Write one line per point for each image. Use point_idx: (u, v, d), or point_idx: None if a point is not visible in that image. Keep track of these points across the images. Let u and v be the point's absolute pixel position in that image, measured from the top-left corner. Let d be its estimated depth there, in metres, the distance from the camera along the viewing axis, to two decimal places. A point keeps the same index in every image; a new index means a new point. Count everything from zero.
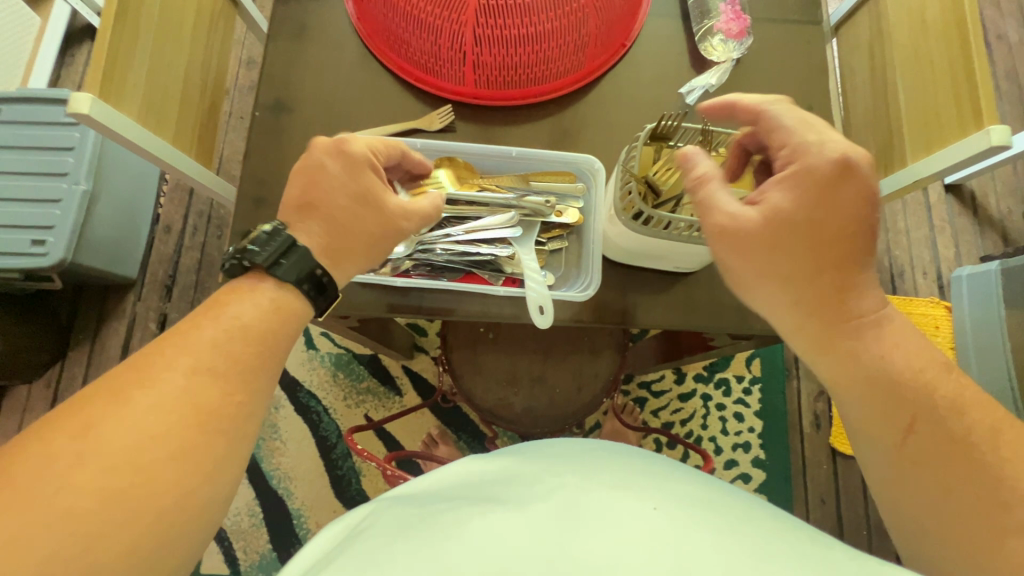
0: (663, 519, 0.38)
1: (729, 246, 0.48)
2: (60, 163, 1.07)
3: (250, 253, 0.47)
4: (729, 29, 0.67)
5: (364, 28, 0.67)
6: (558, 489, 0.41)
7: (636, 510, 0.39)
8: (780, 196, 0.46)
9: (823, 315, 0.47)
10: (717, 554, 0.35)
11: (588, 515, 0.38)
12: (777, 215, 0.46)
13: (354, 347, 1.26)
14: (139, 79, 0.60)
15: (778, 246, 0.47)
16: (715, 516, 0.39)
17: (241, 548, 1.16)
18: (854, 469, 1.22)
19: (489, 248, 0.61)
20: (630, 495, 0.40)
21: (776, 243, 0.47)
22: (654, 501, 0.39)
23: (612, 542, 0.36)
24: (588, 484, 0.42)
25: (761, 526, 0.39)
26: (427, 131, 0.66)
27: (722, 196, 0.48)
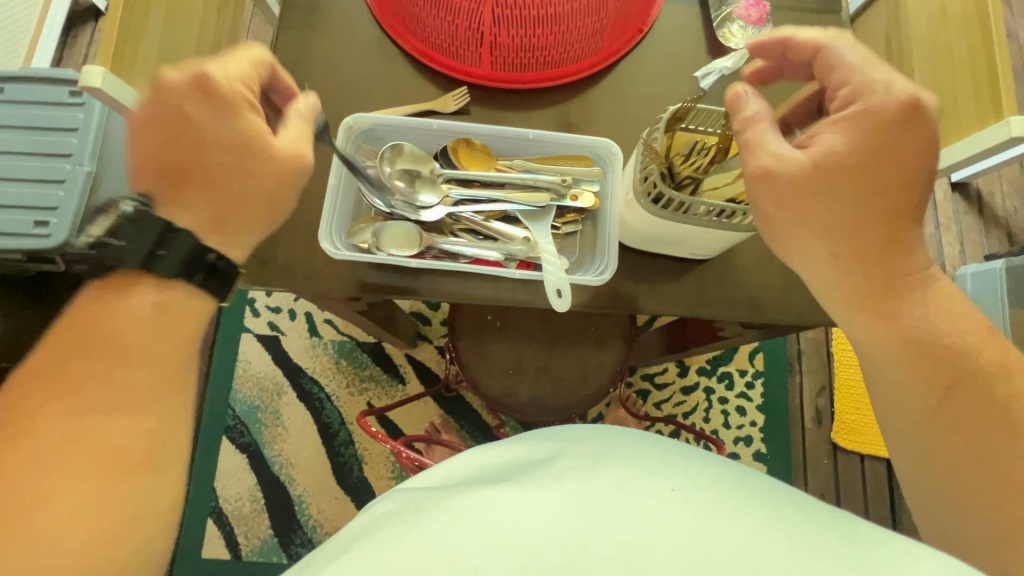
0: (682, 499, 0.38)
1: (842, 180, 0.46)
2: (63, 143, 1.06)
3: (109, 246, 0.44)
4: (749, 15, 0.67)
5: (378, 9, 0.66)
6: (574, 472, 0.41)
7: (657, 492, 0.38)
8: (834, 137, 0.46)
9: (857, 245, 0.47)
10: (739, 534, 0.35)
11: (607, 494, 0.38)
12: (833, 159, 0.46)
13: (357, 335, 1.26)
14: (150, 55, 0.59)
15: (829, 188, 0.46)
16: (735, 497, 0.39)
17: (243, 533, 1.16)
18: (854, 465, 1.22)
19: (506, 230, 0.61)
20: (648, 476, 0.40)
21: (839, 183, 0.46)
22: (672, 481, 0.40)
23: (637, 521, 0.36)
24: (602, 465, 0.41)
25: (784, 512, 0.38)
26: (442, 114, 0.65)
27: (769, 136, 0.48)
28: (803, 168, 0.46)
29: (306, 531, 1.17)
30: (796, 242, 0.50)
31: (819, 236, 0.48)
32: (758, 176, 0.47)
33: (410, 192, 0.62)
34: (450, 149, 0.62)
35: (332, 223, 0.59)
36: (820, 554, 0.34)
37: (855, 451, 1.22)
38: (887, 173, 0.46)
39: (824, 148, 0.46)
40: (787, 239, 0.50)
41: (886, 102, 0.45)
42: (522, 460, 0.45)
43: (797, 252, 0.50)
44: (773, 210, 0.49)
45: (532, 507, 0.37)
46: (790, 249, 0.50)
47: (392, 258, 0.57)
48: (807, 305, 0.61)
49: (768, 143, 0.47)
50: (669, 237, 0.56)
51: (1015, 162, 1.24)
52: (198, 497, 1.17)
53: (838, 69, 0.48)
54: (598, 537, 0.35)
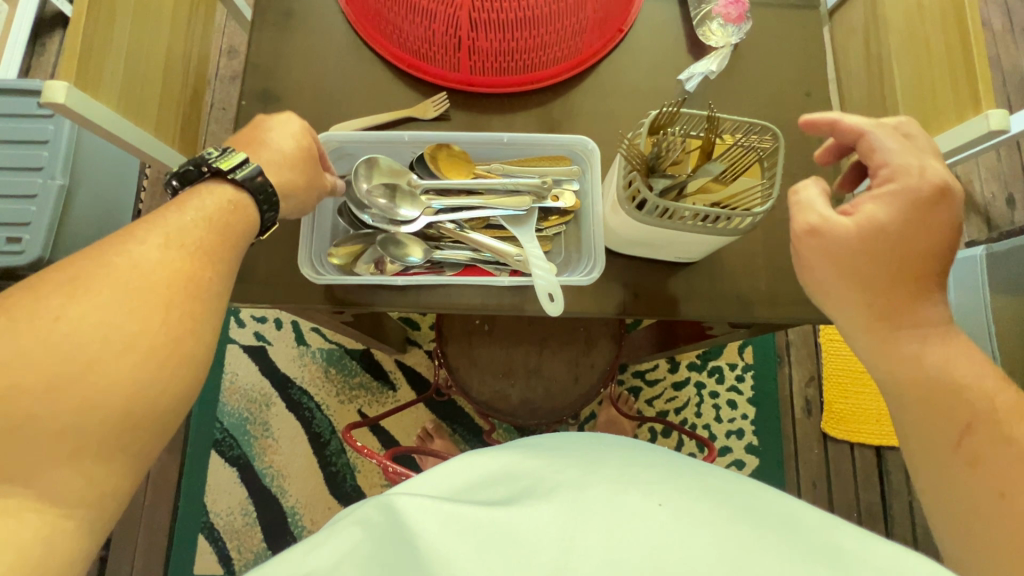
0: (667, 518, 0.38)
1: (830, 253, 0.49)
2: (34, 156, 1.03)
3: (207, 159, 0.48)
4: (728, 13, 0.64)
5: (354, 14, 0.65)
6: (568, 489, 0.40)
7: (632, 507, 0.38)
8: (874, 208, 0.48)
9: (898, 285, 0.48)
10: (723, 560, 0.35)
11: (594, 515, 0.38)
12: (875, 229, 0.47)
13: (345, 342, 1.24)
14: (117, 67, 0.58)
15: (878, 252, 0.48)
16: (711, 509, 0.38)
17: (235, 548, 1.15)
18: (844, 453, 1.24)
19: (488, 238, 0.60)
20: (630, 487, 0.40)
21: (873, 248, 0.48)
22: (659, 496, 0.39)
23: (597, 542, 0.37)
24: (589, 479, 0.41)
25: (768, 524, 0.38)
26: (421, 121, 0.64)
27: (821, 204, 0.50)
28: (847, 233, 0.48)
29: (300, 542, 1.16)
30: (824, 279, 0.51)
31: (858, 289, 0.49)
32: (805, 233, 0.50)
33: (388, 208, 0.61)
34: (427, 156, 0.61)
35: (311, 246, 0.59)
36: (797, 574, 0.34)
37: (845, 440, 1.24)
38: (913, 244, 0.47)
39: (863, 216, 0.48)
40: (826, 282, 0.51)
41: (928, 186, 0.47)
42: (520, 459, 0.45)
43: (824, 291, 0.52)
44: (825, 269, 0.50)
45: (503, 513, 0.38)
46: (830, 297, 0.51)
47: (377, 277, 0.57)
48: (795, 302, 0.61)
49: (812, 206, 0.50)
50: (654, 242, 0.56)
51: (992, 148, 1.26)
52: (188, 512, 1.15)
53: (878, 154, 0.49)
54: (552, 545, 0.37)
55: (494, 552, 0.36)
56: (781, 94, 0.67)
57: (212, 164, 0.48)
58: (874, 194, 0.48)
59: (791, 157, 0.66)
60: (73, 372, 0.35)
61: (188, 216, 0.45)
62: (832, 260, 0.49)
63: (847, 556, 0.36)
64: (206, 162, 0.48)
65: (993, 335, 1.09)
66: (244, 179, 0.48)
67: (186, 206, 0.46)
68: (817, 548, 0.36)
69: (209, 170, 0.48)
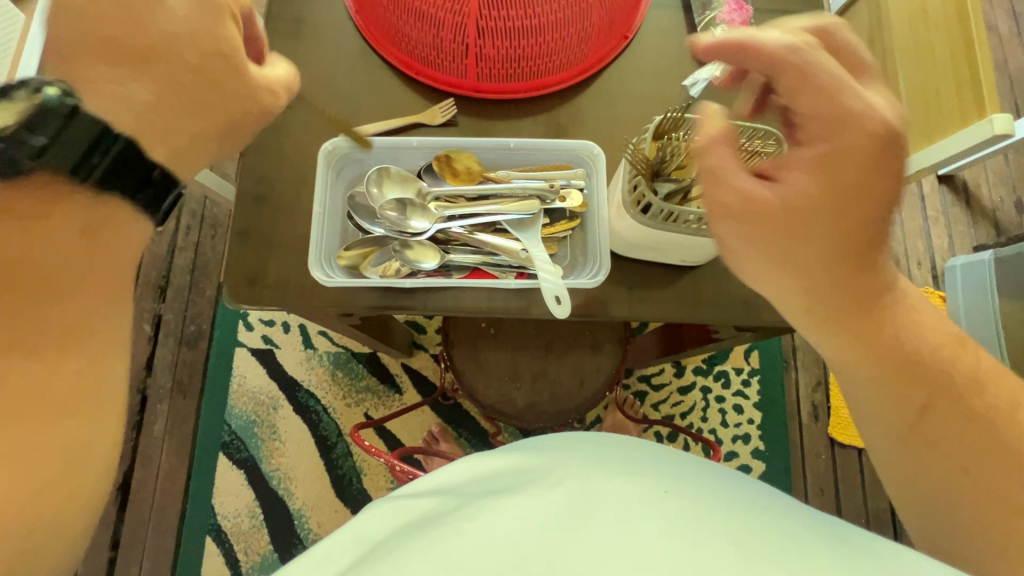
0: (672, 500, 0.39)
1: (754, 229, 0.42)
2: None
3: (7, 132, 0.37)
4: (732, 19, 0.66)
5: (363, 22, 0.66)
6: (574, 478, 0.41)
7: (646, 498, 0.39)
8: (797, 176, 0.41)
9: (834, 266, 0.41)
10: (731, 533, 0.36)
11: (601, 499, 0.39)
12: (795, 199, 0.40)
13: (352, 345, 1.25)
14: None
15: (807, 227, 0.41)
16: (715, 496, 0.39)
17: (242, 550, 1.15)
18: (852, 459, 1.23)
19: (495, 241, 0.61)
20: (642, 479, 0.41)
21: (802, 225, 0.41)
22: (663, 483, 0.40)
23: (611, 531, 0.36)
24: (594, 470, 0.42)
25: (776, 514, 0.38)
26: (429, 126, 0.65)
27: (737, 172, 0.42)
28: (768, 204, 0.41)
29: (306, 545, 1.16)
30: (752, 265, 0.44)
31: (785, 273, 0.43)
32: (718, 210, 0.43)
33: (400, 220, 0.62)
34: (435, 165, 0.62)
35: (321, 249, 0.60)
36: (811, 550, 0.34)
37: (853, 446, 1.23)
38: (842, 209, 0.40)
39: (789, 184, 0.41)
40: (756, 264, 0.44)
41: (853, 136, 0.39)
42: (525, 459, 0.46)
43: (756, 279, 0.45)
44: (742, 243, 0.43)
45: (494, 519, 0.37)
46: (758, 280, 0.45)
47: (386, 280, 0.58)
48: None
49: (728, 176, 0.42)
50: (660, 246, 0.57)
51: (999, 152, 1.26)
52: (196, 514, 1.16)
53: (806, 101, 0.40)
54: (555, 535, 0.36)
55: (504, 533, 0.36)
56: None
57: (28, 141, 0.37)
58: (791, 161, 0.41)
59: None
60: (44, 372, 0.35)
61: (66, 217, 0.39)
62: (758, 243, 0.43)
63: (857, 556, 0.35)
64: (32, 139, 0.37)
65: (1003, 340, 1.08)
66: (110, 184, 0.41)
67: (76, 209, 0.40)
68: (829, 548, 0.36)
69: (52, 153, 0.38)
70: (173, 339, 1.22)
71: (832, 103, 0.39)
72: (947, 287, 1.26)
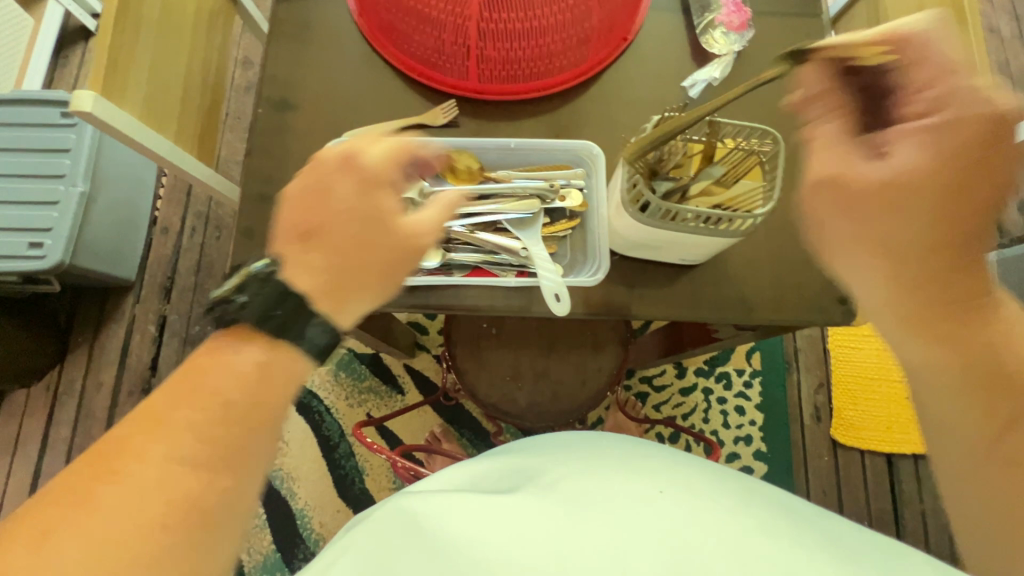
0: (668, 500, 0.39)
1: (840, 204, 0.47)
2: (57, 165, 1.06)
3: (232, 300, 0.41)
4: (730, 21, 0.68)
5: (367, 25, 0.67)
6: (570, 478, 0.42)
7: (643, 501, 0.39)
8: (909, 152, 0.44)
9: (946, 245, 0.44)
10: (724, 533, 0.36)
11: (598, 498, 0.39)
12: (845, 181, 0.46)
13: (355, 346, 1.26)
14: (141, 76, 0.60)
15: (924, 203, 0.44)
16: (710, 496, 0.40)
17: (246, 550, 1.16)
18: (855, 460, 1.23)
19: (495, 242, 0.61)
20: (641, 479, 0.41)
21: (907, 201, 0.44)
22: (659, 482, 0.41)
23: (611, 527, 0.37)
24: (590, 469, 0.43)
25: (769, 515, 0.39)
26: (431, 128, 0.66)
27: (846, 146, 0.47)
28: (874, 178, 0.45)
29: (309, 545, 1.17)
30: (848, 260, 0.48)
31: (871, 251, 0.46)
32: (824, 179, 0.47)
33: None
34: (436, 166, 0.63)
35: None
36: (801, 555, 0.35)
37: (855, 447, 1.23)
38: (929, 182, 0.43)
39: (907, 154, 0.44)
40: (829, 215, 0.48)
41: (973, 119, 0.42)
42: (528, 459, 0.47)
43: (842, 262, 0.49)
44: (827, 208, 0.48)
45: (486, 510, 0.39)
46: (841, 263, 0.49)
47: None
48: (799, 305, 0.62)
49: (847, 162, 0.46)
50: (658, 244, 0.57)
51: None
52: None
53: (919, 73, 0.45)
54: (552, 529, 0.37)
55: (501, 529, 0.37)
56: (785, 100, 0.68)
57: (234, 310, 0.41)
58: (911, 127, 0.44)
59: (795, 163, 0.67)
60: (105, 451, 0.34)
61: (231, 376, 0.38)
62: (851, 209, 0.47)
63: (850, 550, 0.36)
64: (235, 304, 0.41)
65: None
66: (275, 335, 0.40)
67: (221, 362, 0.38)
68: (822, 542, 0.37)
69: (234, 316, 0.41)
70: (177, 339, 1.23)
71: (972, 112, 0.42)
72: None
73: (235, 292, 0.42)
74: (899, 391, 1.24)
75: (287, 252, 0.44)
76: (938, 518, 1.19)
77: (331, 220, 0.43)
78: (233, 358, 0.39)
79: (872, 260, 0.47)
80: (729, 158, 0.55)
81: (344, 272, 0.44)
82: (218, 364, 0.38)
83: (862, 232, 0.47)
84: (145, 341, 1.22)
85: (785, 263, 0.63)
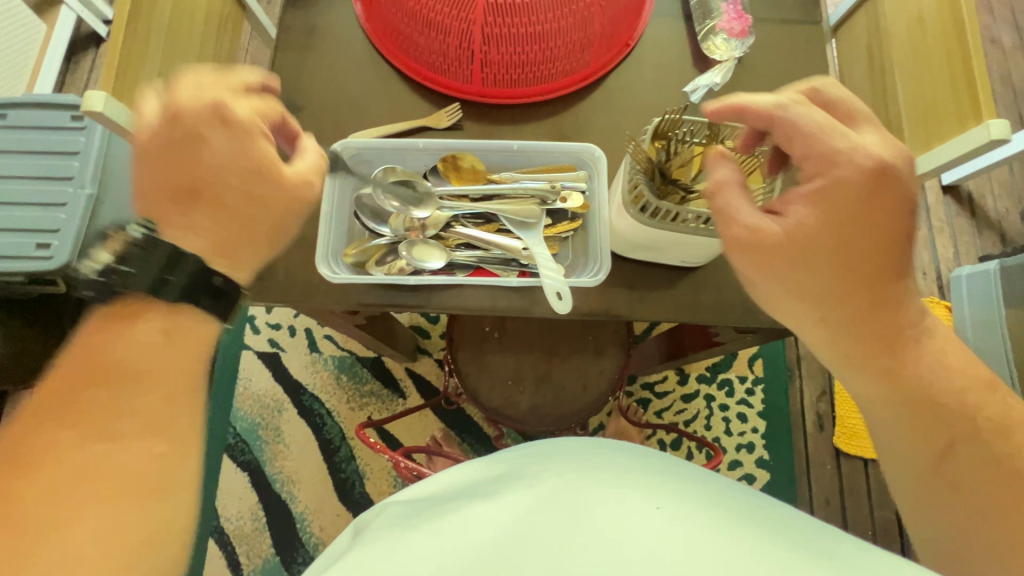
0: (667, 518, 0.38)
1: (768, 262, 0.48)
2: (65, 167, 1.08)
3: (121, 270, 0.47)
4: (732, 28, 0.67)
5: (373, 30, 0.68)
6: (566, 491, 0.41)
7: (640, 509, 0.39)
8: (798, 212, 0.46)
9: (857, 301, 0.47)
10: (721, 557, 0.35)
11: (592, 516, 0.38)
12: (792, 233, 0.46)
13: (357, 349, 1.26)
14: (151, 79, 0.61)
15: (807, 256, 0.46)
16: (710, 514, 0.39)
17: (245, 553, 1.16)
18: (858, 469, 1.22)
19: (497, 243, 0.62)
20: (638, 489, 0.41)
21: (811, 256, 0.46)
22: (658, 499, 0.40)
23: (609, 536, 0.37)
24: (586, 481, 0.42)
25: (770, 533, 0.38)
26: (435, 130, 0.67)
27: (742, 204, 0.48)
28: (772, 239, 0.47)
29: (308, 549, 1.16)
30: (787, 310, 0.50)
31: (815, 304, 0.48)
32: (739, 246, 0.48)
33: (405, 212, 0.63)
34: (441, 167, 0.64)
35: (328, 248, 0.61)
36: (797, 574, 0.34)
37: (859, 456, 1.22)
38: (840, 239, 0.46)
39: (792, 219, 0.46)
40: (781, 299, 0.49)
41: (842, 182, 0.45)
42: (525, 465, 0.46)
43: (788, 314, 0.50)
44: (767, 284, 0.49)
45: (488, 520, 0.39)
46: (784, 308, 0.50)
47: (390, 276, 0.59)
48: None
49: (734, 210, 0.48)
50: (658, 245, 0.58)
51: (1004, 163, 1.26)
52: None
53: (801, 142, 0.46)
54: (552, 540, 0.37)
55: (498, 551, 0.36)
56: None
57: (135, 278, 0.47)
58: (801, 194, 0.46)
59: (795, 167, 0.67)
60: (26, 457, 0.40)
61: (146, 331, 0.47)
62: (764, 272, 0.48)
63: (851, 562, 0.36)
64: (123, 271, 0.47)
65: (1009, 351, 1.07)
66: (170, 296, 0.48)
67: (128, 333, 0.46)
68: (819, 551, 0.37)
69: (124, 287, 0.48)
70: None
71: (826, 172, 0.45)
72: (951, 297, 1.25)
73: (113, 264, 0.48)
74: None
75: (173, 215, 0.54)
76: None
77: (224, 204, 0.54)
78: (139, 320, 0.47)
79: (803, 308, 0.49)
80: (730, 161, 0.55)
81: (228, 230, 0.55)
82: (137, 314, 0.48)
83: (811, 286, 0.47)
84: None
85: None
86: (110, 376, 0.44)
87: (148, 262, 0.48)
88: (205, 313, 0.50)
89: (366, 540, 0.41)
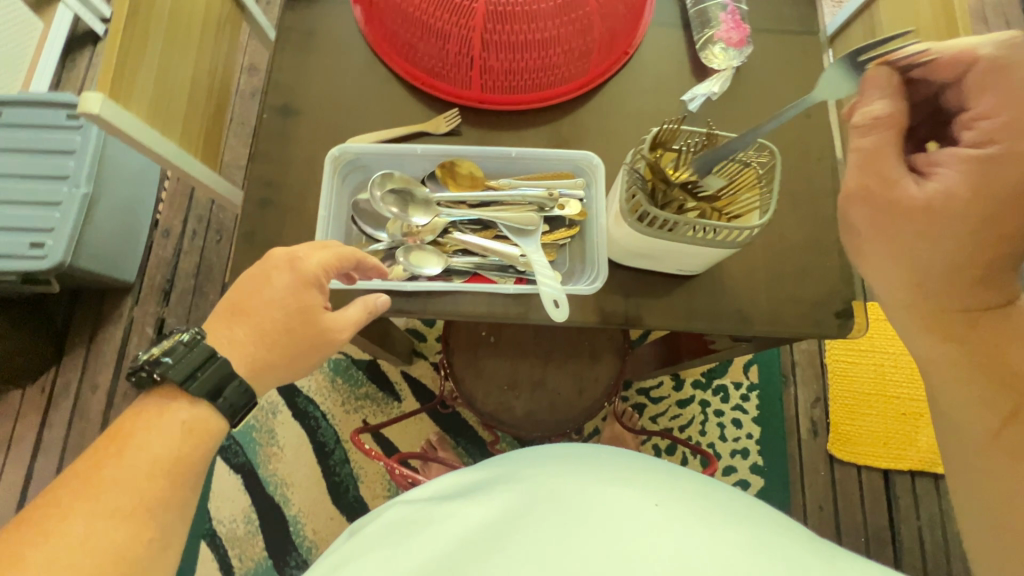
0: (662, 514, 0.39)
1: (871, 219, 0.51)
2: (61, 166, 1.07)
3: (160, 364, 0.46)
4: (730, 37, 0.69)
5: (372, 34, 0.68)
6: (563, 490, 0.41)
7: (637, 511, 0.39)
8: (945, 178, 0.47)
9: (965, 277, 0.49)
10: (717, 549, 0.36)
11: (590, 513, 0.39)
12: (933, 205, 0.47)
13: (352, 352, 1.26)
14: (148, 81, 0.61)
15: (957, 228, 0.47)
16: (706, 510, 0.40)
17: (237, 556, 1.15)
18: (851, 476, 1.22)
19: (495, 250, 0.62)
20: (629, 488, 0.41)
21: (939, 224, 0.48)
22: (655, 496, 0.40)
23: (603, 535, 0.37)
24: (583, 478, 0.42)
25: (764, 529, 0.39)
26: (434, 135, 0.67)
27: (901, 172, 0.48)
28: (943, 206, 0.47)
29: (301, 552, 1.16)
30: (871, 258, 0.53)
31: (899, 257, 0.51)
32: (859, 190, 0.50)
33: (403, 216, 0.63)
34: (438, 172, 0.64)
35: None
36: (790, 568, 0.35)
37: (852, 463, 1.23)
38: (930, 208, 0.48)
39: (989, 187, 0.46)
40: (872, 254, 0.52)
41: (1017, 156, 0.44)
42: (523, 466, 0.47)
43: (871, 267, 0.54)
44: (869, 226, 0.51)
45: (485, 517, 0.40)
46: (872, 263, 0.53)
47: (386, 282, 0.59)
48: (796, 318, 0.62)
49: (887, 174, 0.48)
50: (654, 253, 0.58)
51: None
52: None
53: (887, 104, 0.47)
54: (546, 546, 0.37)
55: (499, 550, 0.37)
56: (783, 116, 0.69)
57: (167, 372, 0.46)
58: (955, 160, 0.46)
59: (793, 177, 0.67)
60: (77, 485, 0.41)
61: (165, 433, 0.45)
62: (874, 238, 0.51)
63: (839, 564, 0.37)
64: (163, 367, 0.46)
65: None
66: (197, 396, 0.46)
67: (153, 427, 0.45)
68: (819, 554, 0.37)
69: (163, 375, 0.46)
70: None
71: None
72: None
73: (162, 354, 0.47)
74: (894, 408, 1.24)
75: (213, 328, 0.50)
76: (936, 532, 1.19)
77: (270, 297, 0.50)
78: (163, 417, 0.46)
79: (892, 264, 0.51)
80: (726, 169, 0.57)
81: (276, 346, 0.50)
82: (173, 407, 0.46)
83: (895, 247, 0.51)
84: (143, 343, 1.22)
85: (781, 275, 0.64)
86: (128, 450, 0.43)
87: (190, 363, 0.46)
88: (220, 424, 0.48)
89: (365, 539, 0.41)
